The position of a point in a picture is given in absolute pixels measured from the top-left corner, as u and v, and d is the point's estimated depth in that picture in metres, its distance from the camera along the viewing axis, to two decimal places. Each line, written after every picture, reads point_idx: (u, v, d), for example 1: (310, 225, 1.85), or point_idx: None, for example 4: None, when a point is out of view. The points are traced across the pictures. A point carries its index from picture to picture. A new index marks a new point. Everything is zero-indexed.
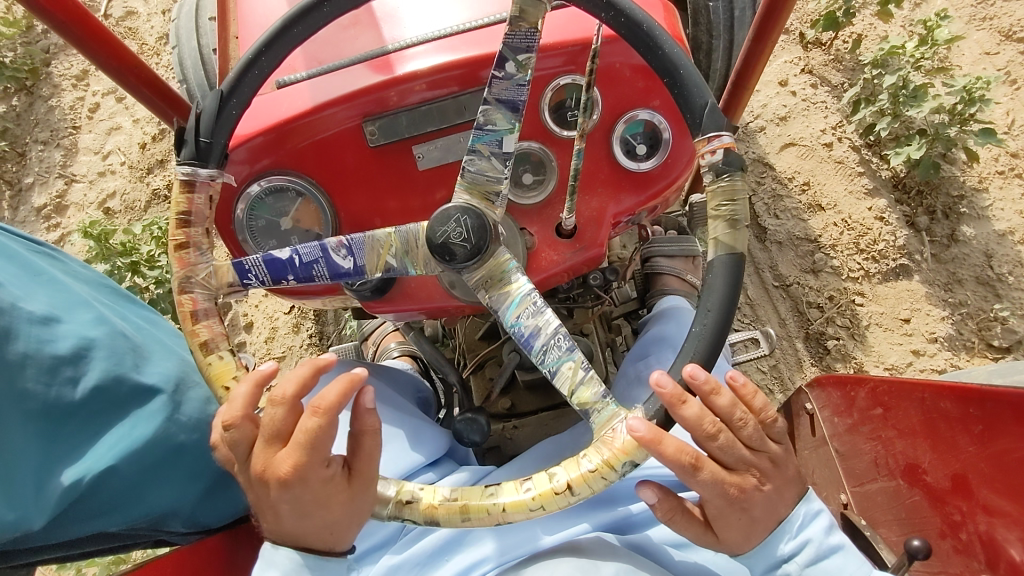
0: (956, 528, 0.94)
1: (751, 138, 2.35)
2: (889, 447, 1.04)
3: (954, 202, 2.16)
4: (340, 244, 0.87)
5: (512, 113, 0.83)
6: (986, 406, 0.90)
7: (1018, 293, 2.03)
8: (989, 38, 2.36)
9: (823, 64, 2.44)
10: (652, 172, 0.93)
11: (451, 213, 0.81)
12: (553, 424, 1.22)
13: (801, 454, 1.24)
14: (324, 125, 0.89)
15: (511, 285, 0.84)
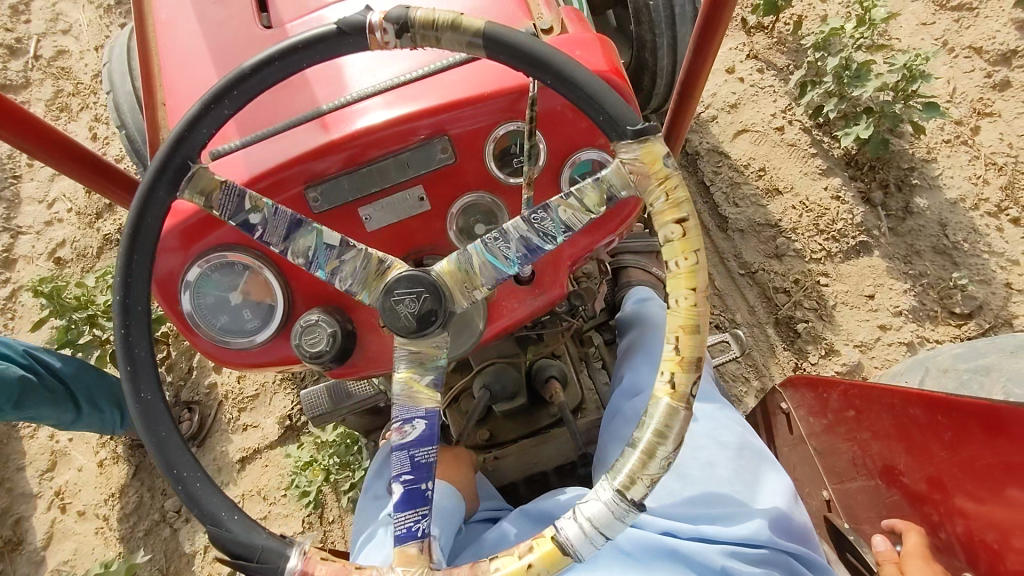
0: (935, 528, 0.93)
1: (703, 128, 2.37)
2: (866, 449, 1.05)
3: (905, 174, 2.20)
4: (399, 427, 0.67)
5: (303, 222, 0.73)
6: (952, 416, 0.89)
7: (974, 259, 2.08)
8: (924, 9, 2.41)
9: (767, 48, 2.46)
10: (604, 211, 0.91)
11: (388, 306, 0.68)
12: (535, 452, 1.19)
13: (782, 451, 1.26)
14: (265, 195, 0.85)
15: (471, 263, 0.69)
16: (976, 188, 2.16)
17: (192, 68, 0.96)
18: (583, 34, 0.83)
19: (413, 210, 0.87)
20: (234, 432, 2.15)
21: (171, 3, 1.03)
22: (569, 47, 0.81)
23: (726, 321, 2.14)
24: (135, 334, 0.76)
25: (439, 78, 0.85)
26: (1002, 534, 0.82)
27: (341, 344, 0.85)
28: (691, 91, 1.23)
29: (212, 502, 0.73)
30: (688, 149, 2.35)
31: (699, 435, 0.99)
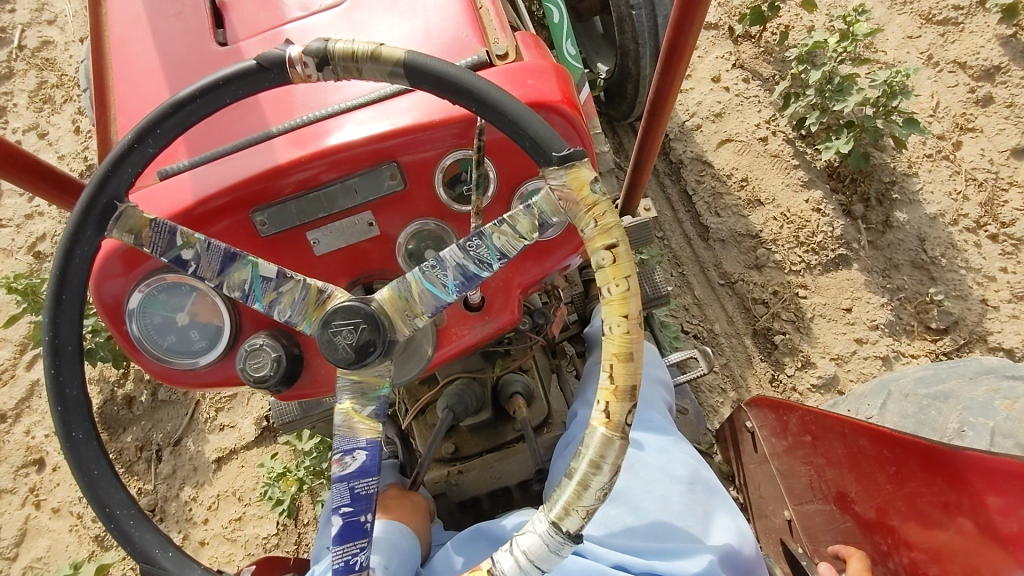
0: (885, 558, 0.94)
1: (688, 137, 2.36)
2: (822, 474, 1.06)
3: (886, 188, 2.20)
4: (340, 461, 0.69)
5: (234, 259, 0.73)
6: (896, 450, 0.91)
7: (951, 274, 2.09)
8: (911, 22, 2.42)
9: (754, 57, 2.46)
10: (555, 241, 0.91)
11: (326, 337, 0.69)
12: (498, 467, 1.20)
13: (749, 467, 1.27)
14: (213, 217, 0.86)
15: (411, 292, 0.69)
16: (956, 204, 2.17)
17: (145, 85, 0.97)
18: (539, 62, 0.87)
19: (362, 235, 0.89)
20: (209, 432, 2.13)
21: (128, 15, 1.03)
22: (520, 76, 0.84)
23: (705, 331, 2.14)
24: (66, 373, 0.77)
25: (389, 104, 0.86)
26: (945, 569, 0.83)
27: (286, 369, 0.86)
28: (663, 110, 1.19)
29: (145, 540, 0.76)
30: (672, 157, 2.36)
31: (652, 469, 1.00)
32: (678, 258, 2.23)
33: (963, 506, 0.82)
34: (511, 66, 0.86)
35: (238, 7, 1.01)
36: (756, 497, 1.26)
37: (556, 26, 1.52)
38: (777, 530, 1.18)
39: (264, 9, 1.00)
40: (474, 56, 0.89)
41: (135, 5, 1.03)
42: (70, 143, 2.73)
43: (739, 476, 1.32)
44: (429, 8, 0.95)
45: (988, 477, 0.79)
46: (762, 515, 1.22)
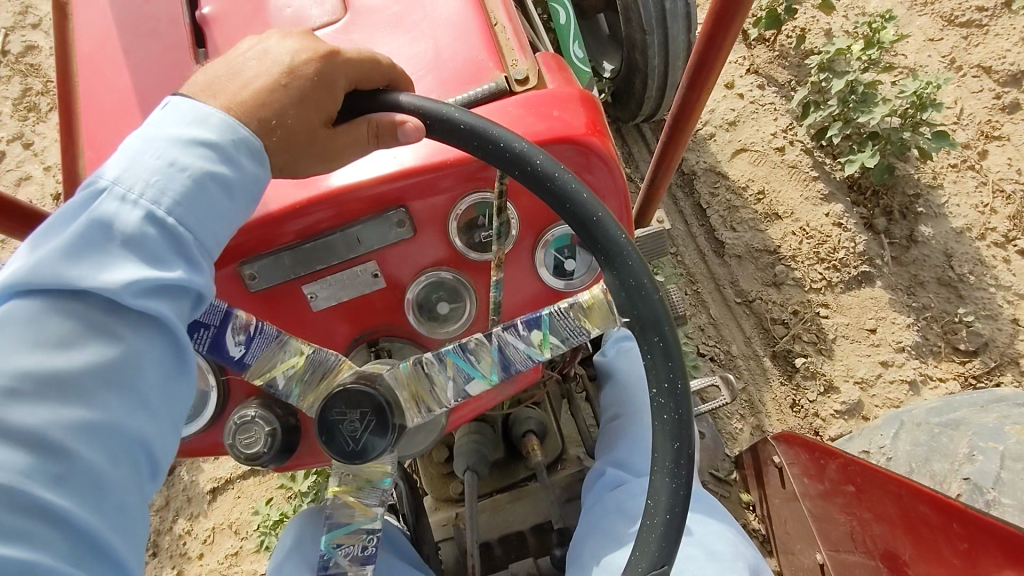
0: None
1: (701, 146, 2.25)
2: (866, 527, 1.02)
3: (909, 201, 2.11)
4: (245, 326, 0.77)
5: (499, 367, 0.78)
6: (966, 525, 0.86)
7: (980, 292, 2.00)
8: (932, 24, 2.32)
9: (768, 61, 2.37)
10: (574, 288, 0.91)
11: (365, 404, 0.71)
12: (510, 508, 1.27)
13: (774, 501, 1.26)
14: (207, 266, 0.80)
15: (359, 505, 0.82)
16: (982, 217, 2.08)
17: (112, 115, 0.87)
18: (564, 89, 0.82)
19: (366, 287, 0.84)
20: (203, 462, 2.04)
21: (95, 35, 0.94)
22: (545, 106, 0.80)
23: (723, 353, 2.03)
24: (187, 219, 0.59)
25: (395, 141, 0.80)
26: None
27: (280, 443, 0.80)
28: (685, 124, 1.15)
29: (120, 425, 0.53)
30: (684, 168, 2.25)
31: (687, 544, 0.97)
32: (692, 275, 2.12)
33: None
34: (532, 93, 0.81)
35: (221, 24, 0.91)
36: (780, 533, 1.24)
37: (563, 27, 1.35)
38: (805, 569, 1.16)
39: (250, 25, 0.91)
40: (491, 83, 0.83)
41: (105, 20, 0.94)
42: (58, 153, 2.62)
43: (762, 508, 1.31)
44: (435, 28, 0.88)
45: None
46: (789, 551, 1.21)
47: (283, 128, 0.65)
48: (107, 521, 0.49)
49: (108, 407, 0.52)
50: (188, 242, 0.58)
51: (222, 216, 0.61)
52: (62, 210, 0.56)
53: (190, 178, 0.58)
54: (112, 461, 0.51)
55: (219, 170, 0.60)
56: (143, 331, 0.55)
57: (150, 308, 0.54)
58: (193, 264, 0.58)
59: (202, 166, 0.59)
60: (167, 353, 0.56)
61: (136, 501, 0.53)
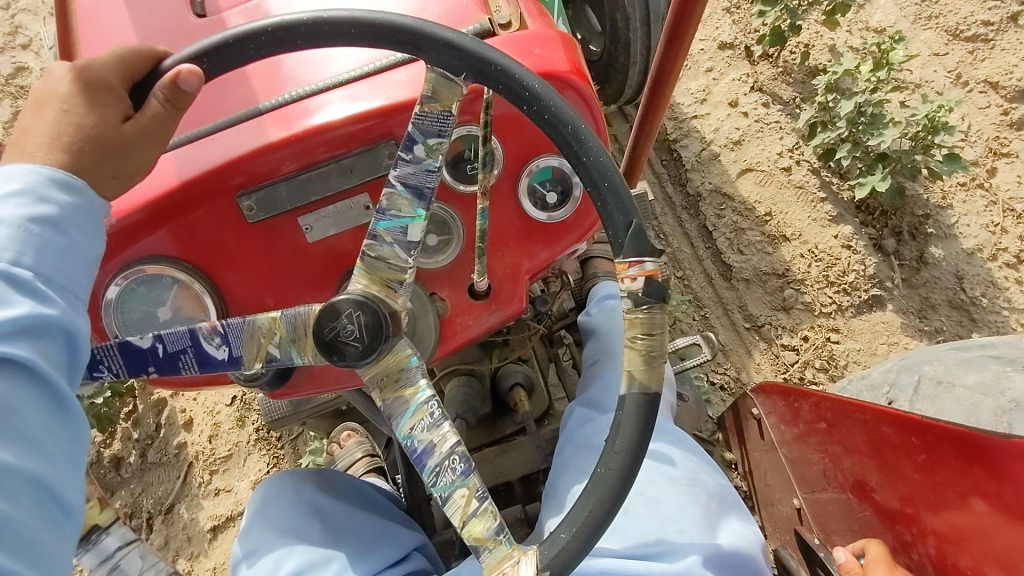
0: (907, 549, 0.79)
1: (706, 166, 1.94)
2: (837, 462, 0.93)
3: (919, 222, 1.83)
4: (213, 329, 0.71)
5: (419, 199, 0.68)
6: (927, 438, 0.76)
7: (994, 317, 1.73)
8: (936, 38, 2.01)
9: (772, 78, 2.03)
10: (565, 222, 0.85)
11: (342, 306, 0.64)
12: (498, 461, 1.12)
13: (754, 455, 1.17)
14: (197, 202, 0.78)
15: (408, 388, 0.67)
16: (993, 237, 1.80)
17: None
18: (545, 31, 0.78)
19: (356, 220, 0.82)
20: (204, 498, 1.63)
21: None
22: (527, 45, 0.75)
23: (733, 381, 1.76)
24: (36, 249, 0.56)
25: (385, 77, 0.79)
26: (978, 560, 0.69)
27: (278, 367, 0.82)
28: (664, 91, 1.11)
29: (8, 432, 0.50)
30: (688, 189, 1.94)
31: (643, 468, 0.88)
32: (699, 301, 1.83)
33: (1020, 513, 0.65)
34: (513, 35, 0.77)
35: None
36: (761, 485, 1.15)
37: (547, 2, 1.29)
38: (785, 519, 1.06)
39: None
40: (476, 25, 0.79)
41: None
42: None
43: (743, 465, 1.22)
44: None
45: None
46: (768, 503, 1.12)
47: (94, 136, 0.63)
48: (19, 559, 0.47)
49: (0, 454, 0.48)
50: (40, 282, 0.55)
51: (70, 250, 0.58)
52: None
53: (29, 228, 0.56)
54: (13, 499, 0.48)
55: (43, 212, 0.57)
56: (7, 374, 0.51)
57: (7, 348, 0.51)
58: (45, 296, 0.55)
59: (21, 213, 0.56)
60: (41, 391, 0.53)
61: (48, 535, 0.50)
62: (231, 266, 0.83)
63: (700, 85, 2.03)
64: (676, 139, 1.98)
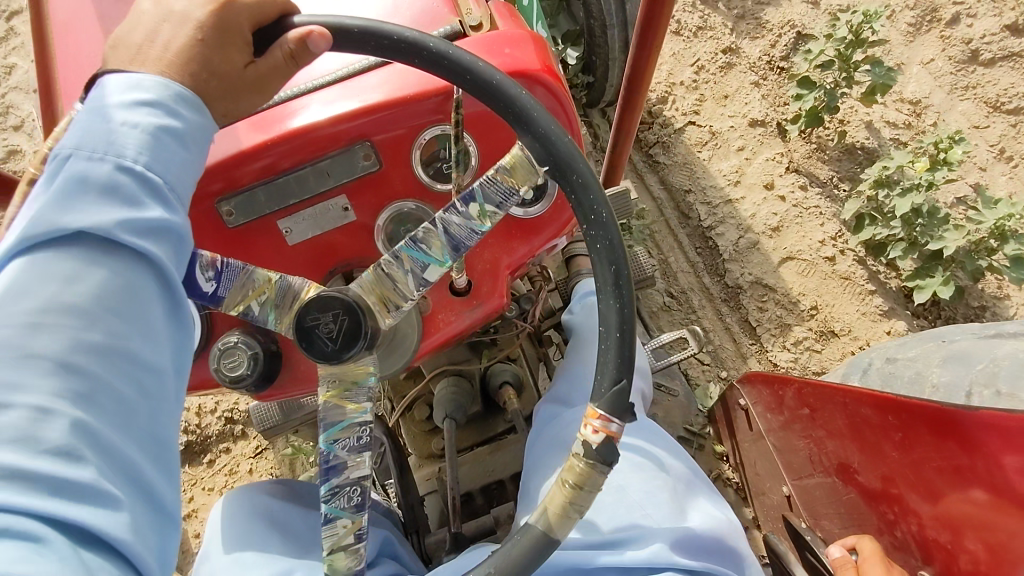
0: (892, 527, 0.82)
1: (745, 256, 1.61)
2: (821, 447, 0.94)
3: (975, 313, 1.57)
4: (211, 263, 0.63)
5: (453, 252, 0.64)
6: (902, 417, 0.77)
7: None
8: (975, 110, 1.78)
9: (807, 156, 1.74)
10: (541, 217, 0.77)
11: (336, 301, 0.62)
12: (490, 459, 1.14)
13: (743, 445, 1.20)
14: None
15: (352, 404, 0.64)
16: None
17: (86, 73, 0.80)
18: (514, 31, 0.76)
19: (337, 223, 0.74)
20: None
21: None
22: (496, 45, 0.73)
23: None
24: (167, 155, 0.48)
25: (362, 79, 0.71)
26: (957, 533, 0.72)
27: (264, 367, 0.75)
28: (639, 86, 1.11)
29: (142, 334, 0.44)
30: (727, 281, 1.60)
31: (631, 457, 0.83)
32: None
33: (1001, 492, 0.66)
34: (484, 35, 0.75)
35: None
36: (752, 475, 1.19)
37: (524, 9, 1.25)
38: (777, 506, 1.09)
39: None
40: (446, 27, 0.77)
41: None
42: None
43: (735, 456, 1.25)
44: None
45: (1002, 435, 0.66)
46: (758, 491, 1.17)
47: (211, 70, 0.52)
48: (147, 458, 0.42)
49: (135, 351, 0.43)
50: (167, 187, 0.47)
51: (197, 153, 0.51)
52: (38, 179, 0.46)
53: (157, 122, 0.47)
54: (139, 394, 0.43)
55: (173, 121, 0.48)
56: (138, 272, 0.44)
57: (139, 251, 0.44)
58: (171, 204, 0.48)
59: (151, 119, 0.47)
60: (167, 297, 0.46)
61: (170, 431, 0.45)
62: None
63: (732, 166, 1.72)
64: (711, 227, 1.65)
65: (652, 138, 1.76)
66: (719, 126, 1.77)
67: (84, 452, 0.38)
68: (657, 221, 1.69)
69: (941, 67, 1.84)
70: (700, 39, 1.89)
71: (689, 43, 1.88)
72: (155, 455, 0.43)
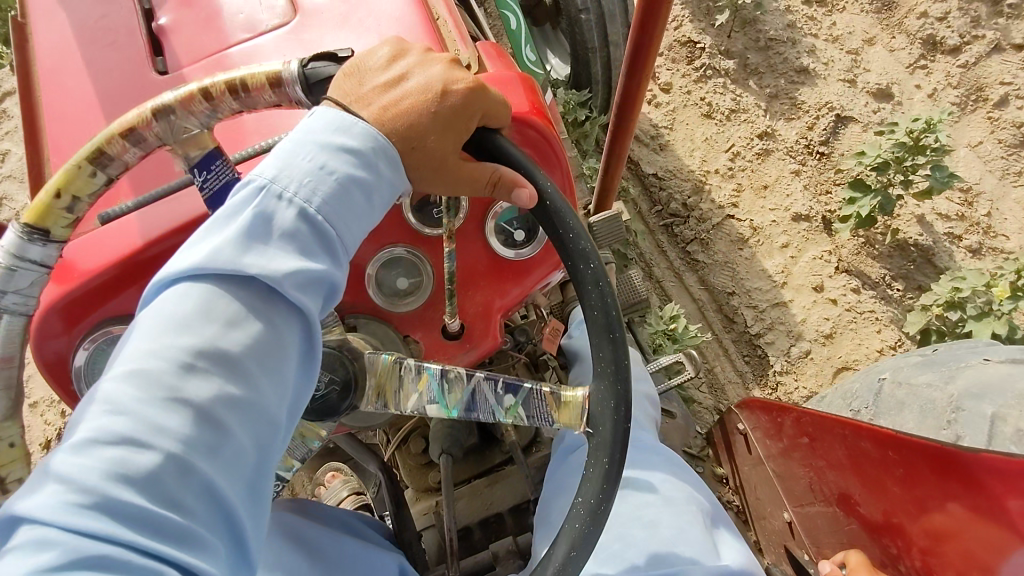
0: (895, 561, 0.81)
1: (798, 368, 1.63)
2: (821, 476, 0.94)
3: None
4: None
5: (466, 412, 0.64)
6: (902, 452, 0.77)
7: None
8: None
9: (856, 253, 1.72)
10: (533, 258, 0.76)
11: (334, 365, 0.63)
12: (489, 492, 1.13)
13: (743, 470, 1.18)
14: (163, 261, 0.69)
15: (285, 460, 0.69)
16: None
17: (71, 117, 0.79)
18: (504, 71, 0.75)
19: None
20: None
21: (53, 44, 0.84)
22: None
23: None
24: (341, 220, 0.54)
25: None
26: (963, 571, 0.71)
27: None
28: (630, 112, 1.10)
29: (270, 385, 0.49)
30: (780, 395, 1.62)
31: (630, 491, 0.80)
32: None
33: (1006, 535, 0.65)
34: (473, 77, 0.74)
35: (180, 29, 0.82)
36: (753, 499, 1.17)
37: (512, 32, 1.34)
38: (779, 534, 1.07)
39: (207, 29, 0.82)
40: None
41: (64, 33, 0.83)
42: None
43: (735, 479, 1.23)
44: (381, 20, 0.80)
45: (1005, 480, 0.65)
46: (760, 517, 1.15)
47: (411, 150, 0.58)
48: (248, 508, 0.46)
49: (263, 401, 0.48)
50: (335, 241, 0.53)
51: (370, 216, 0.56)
52: (225, 206, 0.51)
53: (341, 178, 0.53)
54: (256, 445, 0.47)
55: (359, 174, 0.54)
56: (286, 326, 0.50)
57: (300, 302, 0.50)
58: (336, 258, 0.54)
59: (348, 168, 0.54)
60: (303, 354, 0.52)
61: (271, 484, 0.49)
62: None
63: (777, 265, 1.73)
64: (760, 334, 1.66)
65: (690, 234, 1.78)
66: (759, 221, 1.77)
67: (195, 499, 0.42)
68: (707, 333, 1.69)
69: (991, 151, 1.79)
70: (734, 122, 1.89)
71: (722, 127, 1.88)
72: (255, 506, 0.46)
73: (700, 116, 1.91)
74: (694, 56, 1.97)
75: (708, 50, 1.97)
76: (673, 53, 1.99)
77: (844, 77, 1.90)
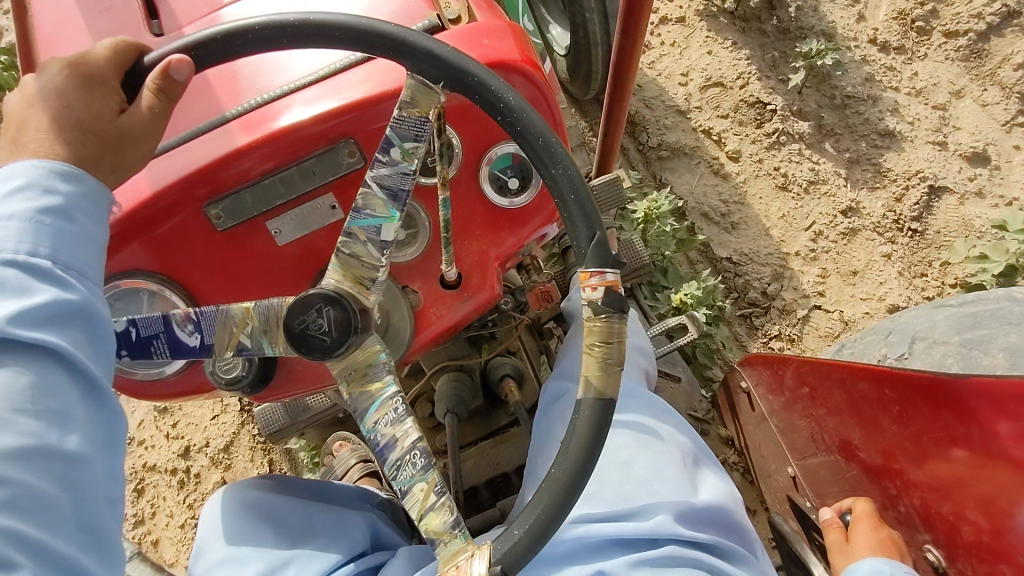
0: (895, 502, 0.83)
1: None
2: (822, 425, 0.95)
3: None
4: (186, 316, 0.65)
5: (395, 201, 0.63)
6: (898, 388, 0.79)
7: None
8: None
9: None
10: (528, 206, 0.77)
11: (311, 298, 0.61)
12: (496, 453, 1.14)
13: (747, 429, 1.17)
14: (164, 214, 0.71)
15: (376, 382, 0.62)
16: None
17: None
18: (493, 21, 0.76)
19: (326, 221, 0.74)
20: None
21: (53, 12, 0.87)
22: (474, 37, 0.73)
23: None
24: (51, 252, 0.51)
25: (340, 78, 0.72)
26: (960, 506, 0.73)
27: (258, 369, 0.76)
28: (628, 73, 1.10)
29: (56, 430, 0.47)
30: None
31: (625, 436, 0.81)
32: None
33: (1004, 464, 0.67)
34: (463, 27, 0.75)
35: None
36: (757, 457, 1.17)
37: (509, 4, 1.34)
38: (783, 489, 1.07)
39: None
40: (426, 21, 0.77)
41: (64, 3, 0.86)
42: None
43: (740, 439, 1.22)
44: None
45: (999, 405, 0.67)
46: (766, 475, 1.14)
47: (102, 126, 0.57)
48: (79, 545, 0.46)
49: (58, 442, 0.46)
50: (58, 269, 0.51)
51: (96, 243, 0.55)
52: None
53: (48, 220, 0.52)
54: (68, 489, 0.46)
55: (48, 202, 0.52)
56: (40, 369, 0.48)
57: (40, 338, 0.48)
58: (66, 283, 0.52)
59: (28, 205, 0.51)
60: (81, 392, 0.50)
61: (105, 516, 0.48)
62: (203, 282, 0.75)
63: None
64: None
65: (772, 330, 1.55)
66: (850, 313, 1.54)
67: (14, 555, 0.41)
68: None
69: None
70: (813, 195, 1.63)
71: (800, 202, 1.63)
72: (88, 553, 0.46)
73: (775, 188, 1.64)
74: (763, 118, 1.70)
75: (779, 112, 1.69)
76: (738, 114, 1.71)
77: (933, 138, 1.63)
